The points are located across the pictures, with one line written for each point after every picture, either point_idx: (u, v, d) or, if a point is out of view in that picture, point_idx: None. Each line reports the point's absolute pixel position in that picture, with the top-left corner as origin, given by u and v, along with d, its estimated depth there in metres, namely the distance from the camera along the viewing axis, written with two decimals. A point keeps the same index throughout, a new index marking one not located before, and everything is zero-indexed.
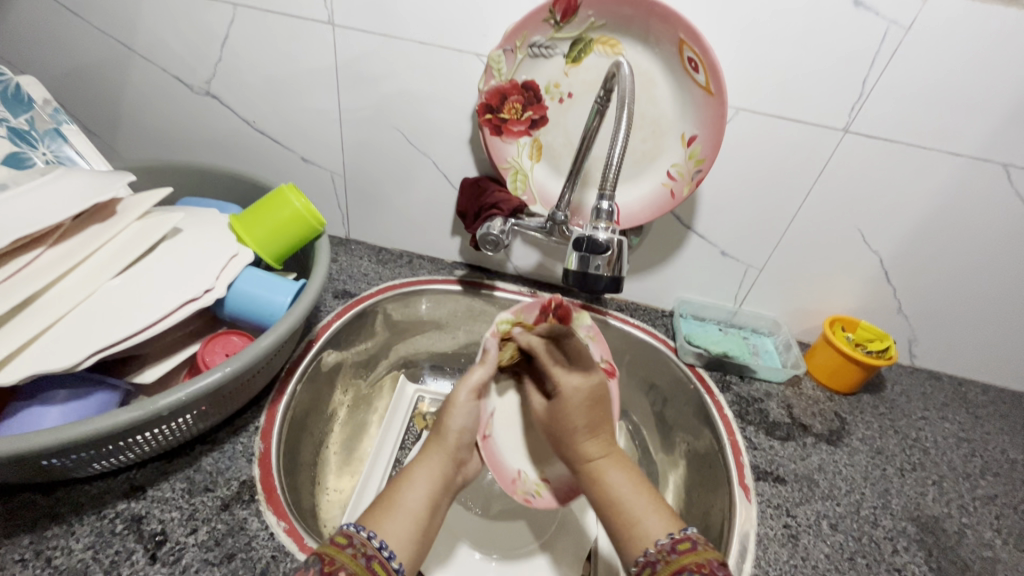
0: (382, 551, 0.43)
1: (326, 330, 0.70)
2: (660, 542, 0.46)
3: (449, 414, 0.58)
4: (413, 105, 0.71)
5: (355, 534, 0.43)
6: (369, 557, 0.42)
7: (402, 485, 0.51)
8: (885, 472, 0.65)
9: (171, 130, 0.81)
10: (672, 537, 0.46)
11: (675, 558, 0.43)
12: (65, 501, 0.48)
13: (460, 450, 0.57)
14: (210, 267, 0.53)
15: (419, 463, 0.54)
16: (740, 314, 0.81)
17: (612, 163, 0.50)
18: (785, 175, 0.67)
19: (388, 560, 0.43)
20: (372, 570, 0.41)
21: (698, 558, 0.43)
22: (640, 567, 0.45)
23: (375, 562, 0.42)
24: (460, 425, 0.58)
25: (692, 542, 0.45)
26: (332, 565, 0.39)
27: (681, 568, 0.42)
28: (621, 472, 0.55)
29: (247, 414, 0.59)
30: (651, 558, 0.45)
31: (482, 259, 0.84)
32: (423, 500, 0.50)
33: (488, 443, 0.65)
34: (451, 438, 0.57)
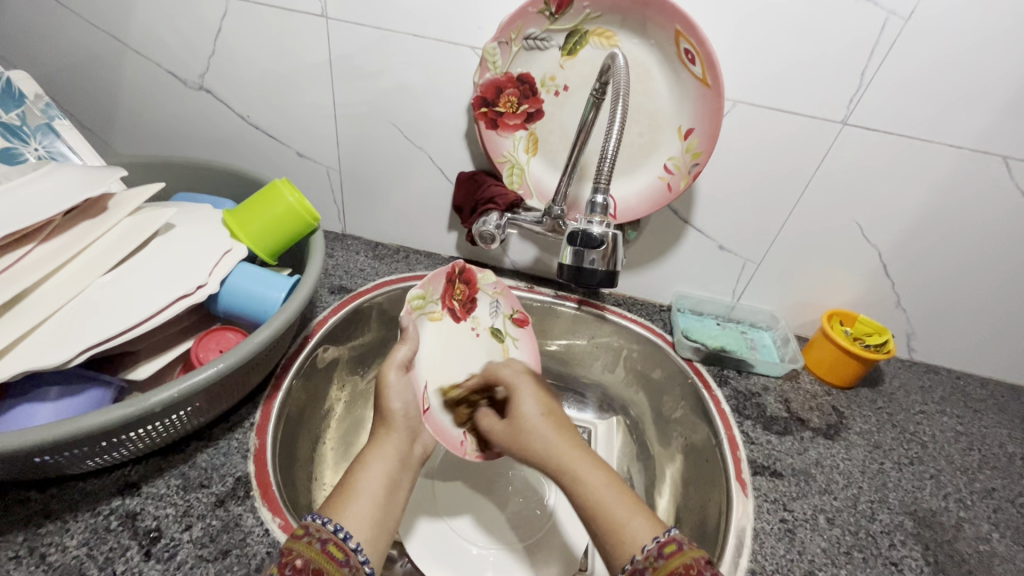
0: (336, 534, 0.42)
1: (321, 326, 0.70)
2: (647, 546, 0.44)
3: (386, 395, 0.58)
4: (408, 99, 0.70)
5: (310, 523, 0.42)
6: (324, 540, 0.41)
7: (358, 471, 0.50)
8: (883, 466, 0.65)
9: (166, 125, 0.80)
10: (657, 541, 0.44)
11: (662, 564, 0.42)
12: (59, 498, 0.48)
13: (409, 425, 0.58)
14: (203, 263, 0.52)
15: (372, 450, 0.53)
16: (738, 308, 0.81)
17: (608, 156, 0.49)
18: (783, 168, 0.66)
19: (343, 540, 0.42)
20: (327, 554, 0.40)
21: (686, 560, 0.42)
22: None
23: (331, 544, 0.41)
24: (403, 400, 0.59)
25: (676, 543, 0.43)
26: (289, 554, 0.39)
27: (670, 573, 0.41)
28: (595, 470, 0.52)
29: (242, 411, 0.58)
30: (638, 565, 0.43)
31: (479, 254, 0.83)
32: (380, 481, 0.50)
33: (431, 415, 0.64)
34: (399, 425, 0.57)
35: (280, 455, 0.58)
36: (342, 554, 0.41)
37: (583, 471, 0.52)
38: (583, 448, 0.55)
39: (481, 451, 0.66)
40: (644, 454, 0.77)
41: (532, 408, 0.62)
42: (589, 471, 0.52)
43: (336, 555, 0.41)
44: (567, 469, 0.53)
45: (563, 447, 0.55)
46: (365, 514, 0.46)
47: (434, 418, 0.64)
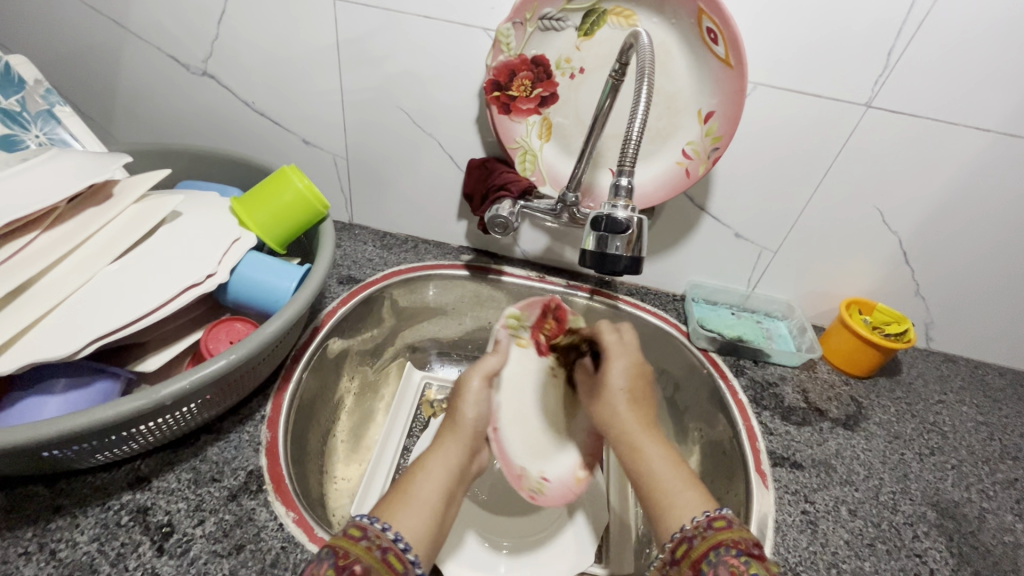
0: (397, 543, 0.40)
1: (331, 317, 0.68)
2: (695, 518, 0.42)
3: (461, 401, 0.57)
4: (418, 84, 0.68)
5: (369, 526, 0.39)
6: (384, 549, 0.39)
7: (416, 475, 0.48)
8: (903, 457, 0.64)
9: (168, 112, 0.78)
10: (707, 515, 0.42)
11: (711, 535, 0.40)
12: (69, 493, 0.47)
13: (476, 440, 0.55)
14: (212, 252, 0.51)
15: (430, 455, 0.51)
16: (754, 297, 0.80)
17: (631, 139, 0.48)
18: (803, 153, 0.65)
19: (403, 552, 0.39)
20: (388, 564, 0.38)
21: (735, 535, 0.39)
22: (675, 543, 0.42)
23: (391, 555, 0.38)
24: (476, 411, 0.57)
25: (727, 520, 0.41)
26: (346, 558, 0.36)
27: (718, 543, 0.39)
28: (658, 449, 0.50)
29: (252, 403, 0.57)
30: (686, 534, 0.42)
31: (490, 244, 0.82)
32: (437, 491, 0.47)
33: (500, 435, 0.62)
34: (464, 430, 0.55)
35: (292, 448, 0.57)
36: (400, 566, 0.39)
37: (646, 450, 0.51)
38: (652, 428, 0.53)
39: (540, 498, 0.62)
40: None
41: (619, 378, 0.58)
42: (657, 458, 0.50)
43: (394, 566, 0.38)
44: (634, 441, 0.52)
45: (632, 426, 0.54)
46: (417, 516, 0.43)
47: (504, 445, 0.62)
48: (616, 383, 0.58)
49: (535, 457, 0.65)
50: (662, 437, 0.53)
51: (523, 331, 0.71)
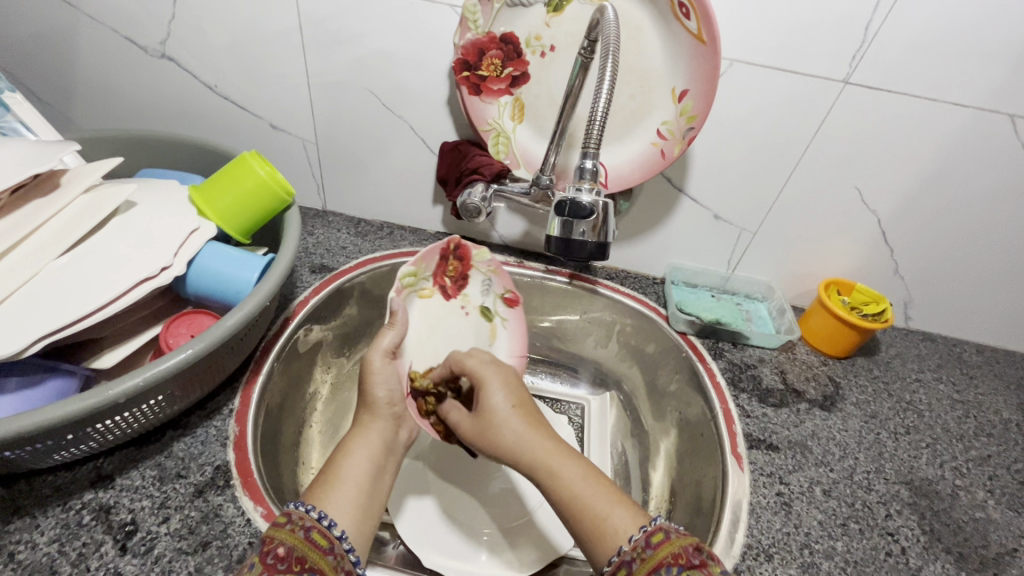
0: (321, 522, 0.41)
1: (302, 307, 0.67)
2: (633, 537, 0.42)
3: (370, 383, 0.55)
4: (386, 65, 0.66)
5: (294, 510, 0.40)
6: (308, 529, 0.40)
7: (341, 456, 0.49)
8: (879, 436, 0.65)
9: (129, 96, 0.75)
10: (644, 530, 0.42)
11: (650, 555, 0.40)
12: (27, 493, 0.46)
13: (397, 409, 0.55)
14: (168, 243, 0.49)
15: (355, 436, 0.52)
16: (733, 279, 0.79)
17: (598, 118, 0.46)
18: (781, 132, 0.63)
19: (328, 528, 0.41)
20: (312, 542, 0.39)
21: (674, 549, 0.40)
22: (613, 567, 0.41)
23: (316, 533, 0.39)
24: (387, 390, 0.55)
25: (665, 532, 0.41)
26: (270, 543, 0.38)
27: (658, 565, 0.39)
28: (575, 467, 0.47)
29: (219, 397, 0.56)
30: (625, 557, 0.41)
31: (466, 229, 0.80)
32: (363, 469, 0.48)
33: (417, 402, 0.60)
34: (382, 410, 0.54)
35: (262, 441, 0.56)
36: (327, 542, 0.40)
37: (557, 464, 0.47)
38: (559, 445, 0.49)
39: (469, 440, 0.63)
40: (638, 429, 0.76)
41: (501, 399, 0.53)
42: (567, 470, 0.47)
43: (320, 543, 0.39)
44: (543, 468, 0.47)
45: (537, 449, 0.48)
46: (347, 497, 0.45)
47: (423, 403, 0.61)
48: (502, 404, 0.53)
49: None
50: (551, 432, 0.50)
51: (485, 291, 0.70)
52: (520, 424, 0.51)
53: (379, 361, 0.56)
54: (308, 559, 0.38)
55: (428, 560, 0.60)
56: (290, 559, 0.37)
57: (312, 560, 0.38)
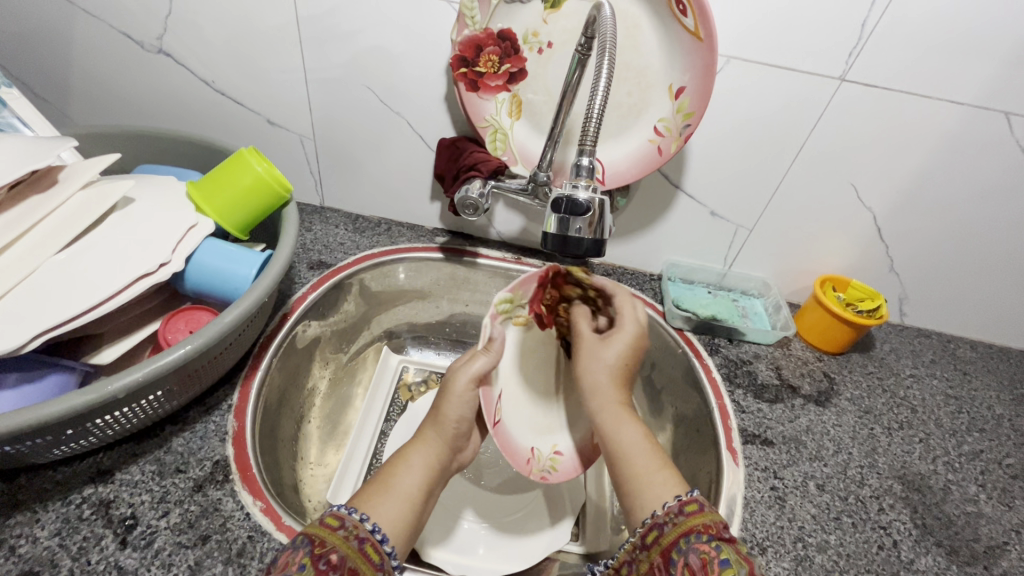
0: (374, 534, 0.41)
1: (301, 303, 0.67)
2: (667, 504, 0.43)
3: (447, 402, 0.53)
4: (383, 61, 0.66)
5: (347, 516, 0.41)
6: (361, 539, 0.40)
7: (395, 466, 0.48)
8: (873, 431, 0.65)
9: (126, 92, 0.75)
10: (678, 499, 0.43)
11: (683, 521, 0.41)
12: (28, 487, 0.46)
13: (458, 437, 0.53)
14: (166, 239, 0.49)
15: (413, 448, 0.51)
16: (730, 276, 0.80)
17: (593, 115, 0.46)
18: (777, 129, 0.64)
19: (380, 543, 0.41)
20: (364, 554, 0.39)
21: (706, 520, 0.41)
22: (646, 528, 0.43)
23: (368, 545, 0.40)
24: (460, 413, 0.53)
25: (698, 504, 0.42)
26: (321, 547, 0.38)
27: (689, 530, 0.40)
28: (634, 429, 0.51)
29: (218, 392, 0.56)
30: (658, 520, 0.42)
31: (464, 225, 0.81)
32: (419, 484, 0.47)
33: (501, 428, 0.61)
34: (448, 427, 0.52)
35: (261, 436, 0.57)
36: (377, 558, 0.40)
37: (622, 420, 0.52)
38: (628, 406, 0.54)
39: (551, 477, 0.62)
40: None
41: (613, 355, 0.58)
42: (624, 431, 0.51)
43: (371, 557, 0.40)
44: (604, 421, 0.53)
45: (609, 402, 0.55)
46: (395, 515, 0.44)
47: (506, 435, 0.61)
48: (613, 359, 0.58)
49: (541, 434, 0.66)
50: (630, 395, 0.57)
51: None
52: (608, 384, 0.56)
53: (467, 385, 0.54)
54: (358, 572, 0.38)
55: (428, 553, 0.60)
56: (343, 569, 0.37)
57: (362, 573, 0.38)
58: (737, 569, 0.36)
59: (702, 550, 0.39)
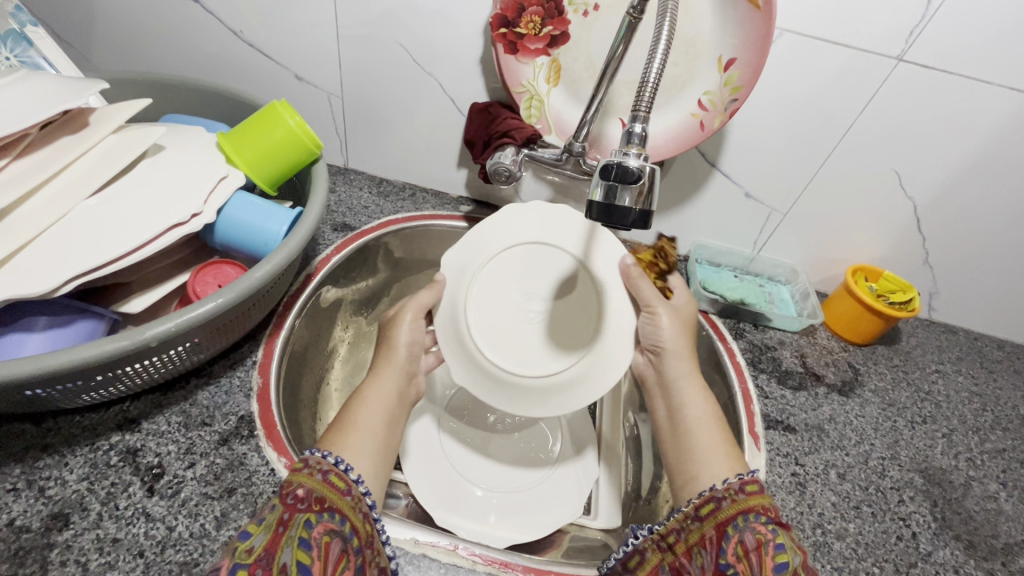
0: (337, 465, 0.40)
1: (325, 265, 0.66)
2: (728, 480, 0.43)
3: (394, 329, 0.56)
4: (418, 18, 0.64)
5: (309, 456, 0.40)
6: (324, 472, 0.39)
7: (354, 403, 0.48)
8: (895, 424, 0.65)
9: (152, 37, 0.73)
10: (739, 476, 0.43)
11: (742, 499, 0.42)
12: (57, 432, 0.46)
13: (410, 364, 0.55)
14: (198, 189, 0.48)
15: (370, 383, 0.51)
16: (758, 260, 0.78)
17: (649, 81, 0.44)
18: (824, 110, 0.61)
19: (345, 472, 0.40)
20: (330, 484, 0.38)
21: (765, 502, 0.41)
22: (704, 500, 0.43)
23: (333, 476, 0.38)
24: (409, 339, 0.56)
25: (759, 484, 0.42)
26: (289, 486, 0.37)
27: (748, 509, 0.41)
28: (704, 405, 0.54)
29: (243, 348, 0.56)
30: (717, 493, 0.43)
31: (490, 195, 0.79)
32: (381, 415, 0.48)
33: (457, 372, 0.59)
34: (398, 354, 0.54)
35: (284, 394, 0.57)
36: (344, 485, 0.39)
37: (690, 397, 0.55)
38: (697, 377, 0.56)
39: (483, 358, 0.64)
40: None
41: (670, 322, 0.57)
42: (695, 403, 0.54)
43: (337, 485, 0.38)
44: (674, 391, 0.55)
45: (681, 373, 0.56)
46: (364, 445, 0.44)
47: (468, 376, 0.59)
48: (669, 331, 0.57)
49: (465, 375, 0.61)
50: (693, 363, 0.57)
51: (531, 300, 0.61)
52: (684, 349, 0.57)
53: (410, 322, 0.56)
54: (326, 500, 0.37)
55: (442, 518, 0.60)
56: (309, 500, 0.36)
57: (331, 500, 0.37)
58: (792, 555, 0.37)
59: (758, 530, 0.39)
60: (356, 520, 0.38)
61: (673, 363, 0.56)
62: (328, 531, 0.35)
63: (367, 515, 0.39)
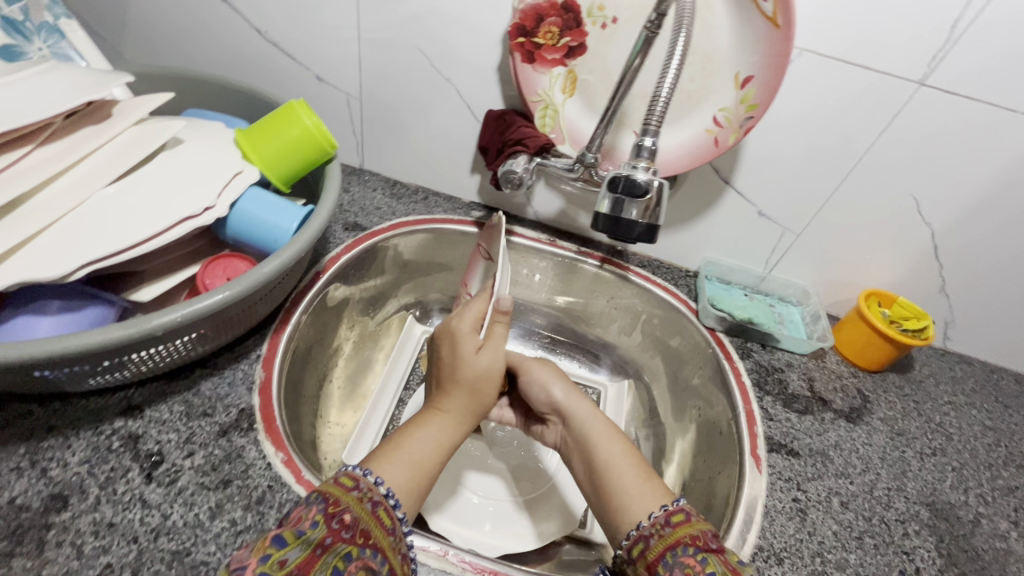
0: (387, 499, 0.39)
1: (334, 263, 0.67)
2: (654, 513, 0.42)
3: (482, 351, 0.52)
4: (437, 24, 0.64)
5: (362, 478, 0.39)
6: (375, 502, 0.38)
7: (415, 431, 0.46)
8: (903, 455, 0.63)
9: (180, 34, 0.75)
10: (664, 509, 0.43)
11: (669, 532, 0.40)
12: (61, 414, 0.47)
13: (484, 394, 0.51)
14: (213, 183, 0.49)
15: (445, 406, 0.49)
16: (769, 280, 0.77)
17: (661, 96, 0.44)
18: (842, 130, 0.61)
19: (393, 509, 0.39)
20: (377, 518, 0.38)
21: (692, 531, 0.40)
22: (631, 542, 0.42)
23: (382, 510, 0.38)
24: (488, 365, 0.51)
25: (685, 514, 0.42)
26: (336, 506, 0.37)
27: (676, 543, 0.40)
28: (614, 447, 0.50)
29: (249, 341, 0.57)
30: (644, 532, 0.42)
31: (502, 201, 0.79)
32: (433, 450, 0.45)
33: None
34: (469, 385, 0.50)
35: (286, 389, 0.57)
36: (390, 523, 0.39)
37: (599, 441, 0.51)
38: (604, 426, 0.52)
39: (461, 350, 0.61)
40: (655, 421, 0.75)
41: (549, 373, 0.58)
42: (590, 418, 0.53)
43: (384, 522, 0.38)
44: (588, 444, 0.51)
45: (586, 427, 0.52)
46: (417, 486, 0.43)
47: None
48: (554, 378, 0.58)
49: None
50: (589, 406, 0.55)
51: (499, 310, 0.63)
52: (574, 400, 0.55)
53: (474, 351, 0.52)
54: (371, 535, 0.37)
55: (434, 522, 0.60)
56: (355, 530, 0.36)
57: (375, 537, 0.37)
58: None
59: (687, 563, 0.38)
60: (394, 562, 0.37)
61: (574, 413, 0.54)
62: (366, 568, 0.35)
63: (404, 555, 0.39)
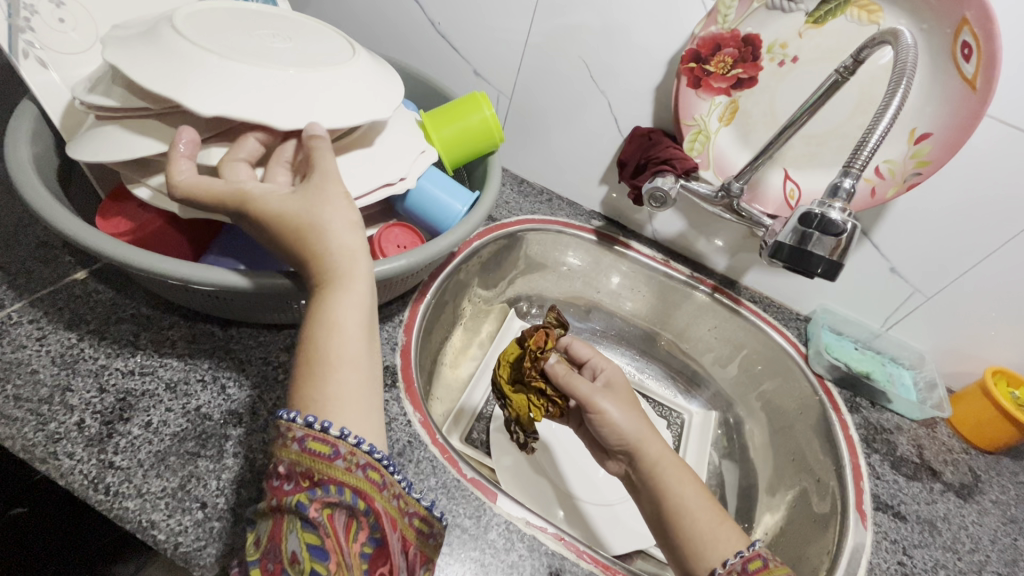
0: (316, 427, 0.34)
1: (466, 248, 0.71)
2: (728, 561, 0.41)
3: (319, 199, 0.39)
4: (607, 41, 0.67)
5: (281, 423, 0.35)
6: (302, 439, 0.34)
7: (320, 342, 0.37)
8: (1016, 543, 0.60)
9: (359, 15, 0.81)
10: (740, 553, 0.41)
11: None
12: (238, 340, 0.52)
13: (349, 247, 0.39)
14: (405, 156, 0.52)
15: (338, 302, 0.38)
16: (885, 338, 0.75)
17: (868, 145, 0.46)
18: (1007, 201, 0.59)
19: (326, 432, 0.34)
20: (309, 452, 0.34)
21: None
22: None
23: (311, 442, 0.34)
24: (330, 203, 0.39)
25: (762, 560, 0.40)
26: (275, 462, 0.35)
27: None
28: (689, 490, 0.46)
29: (392, 306, 0.62)
30: None
31: (623, 215, 0.82)
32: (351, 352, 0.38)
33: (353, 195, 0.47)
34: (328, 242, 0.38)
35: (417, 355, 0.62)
36: (330, 448, 0.34)
37: (675, 476, 0.47)
38: (679, 462, 0.48)
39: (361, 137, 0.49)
40: (743, 456, 0.76)
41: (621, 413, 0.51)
42: (662, 454, 0.48)
43: (319, 450, 0.34)
44: (659, 483, 0.47)
45: (657, 463, 0.48)
46: (355, 394, 0.37)
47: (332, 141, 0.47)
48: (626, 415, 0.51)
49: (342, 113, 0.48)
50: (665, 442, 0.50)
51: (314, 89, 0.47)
52: (647, 436, 0.50)
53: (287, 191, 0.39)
54: (313, 472, 0.34)
55: None
56: (297, 476, 0.34)
57: (319, 470, 0.34)
58: None
59: None
60: (355, 482, 0.34)
61: (645, 451, 0.49)
62: (328, 505, 0.33)
63: (367, 465, 0.35)
